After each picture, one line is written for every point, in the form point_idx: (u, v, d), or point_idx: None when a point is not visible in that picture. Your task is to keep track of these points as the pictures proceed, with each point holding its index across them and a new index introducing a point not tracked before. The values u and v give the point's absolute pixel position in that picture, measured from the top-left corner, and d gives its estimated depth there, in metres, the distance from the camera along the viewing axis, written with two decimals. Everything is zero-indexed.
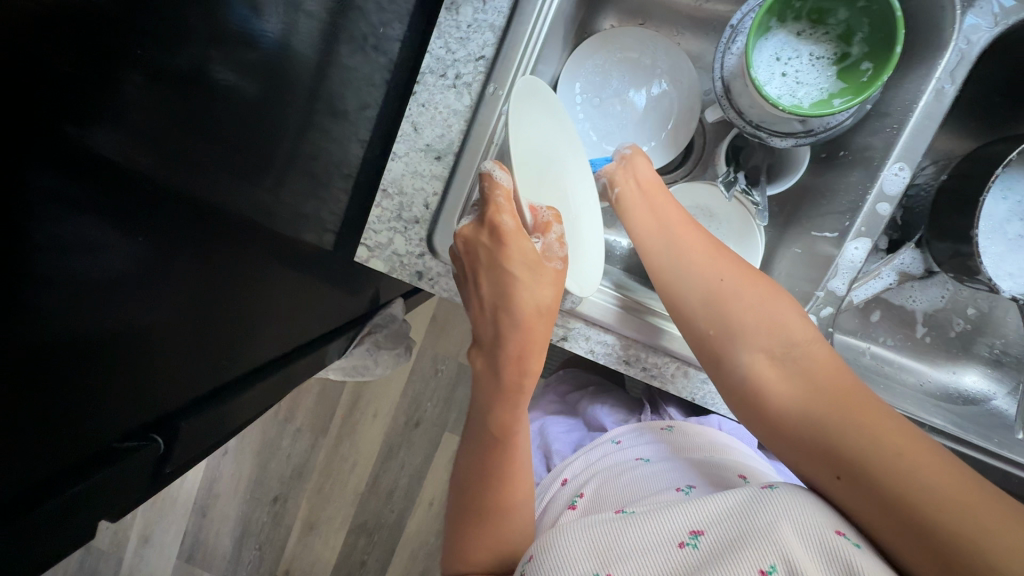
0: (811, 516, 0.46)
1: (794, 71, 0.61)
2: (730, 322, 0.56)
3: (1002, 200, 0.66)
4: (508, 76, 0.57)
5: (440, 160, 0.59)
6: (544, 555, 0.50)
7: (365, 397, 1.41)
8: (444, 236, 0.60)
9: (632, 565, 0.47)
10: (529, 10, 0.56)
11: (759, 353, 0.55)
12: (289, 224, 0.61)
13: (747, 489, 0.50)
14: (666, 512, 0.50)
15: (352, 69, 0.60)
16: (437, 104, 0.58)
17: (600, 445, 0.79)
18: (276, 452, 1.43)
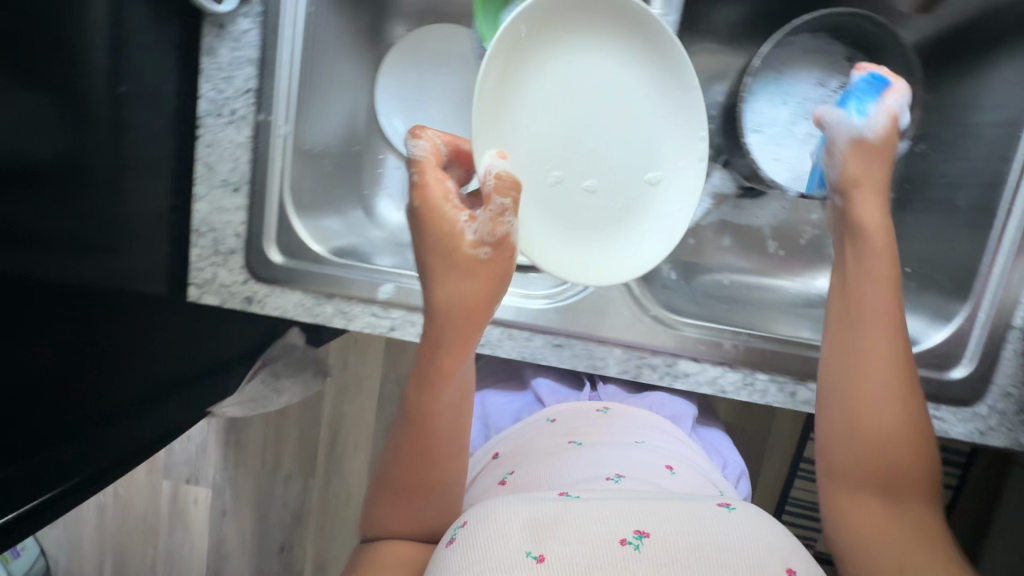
0: (754, 543, 0.51)
1: None
2: (853, 326, 0.56)
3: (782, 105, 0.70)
4: (280, 101, 0.61)
5: (239, 191, 0.63)
6: (483, 530, 0.51)
7: (342, 430, 1.43)
8: (260, 259, 0.64)
9: (565, 546, 0.48)
10: (278, 37, 0.60)
11: (868, 351, 0.55)
12: (127, 266, 0.57)
13: (702, 508, 0.55)
14: (615, 509, 0.53)
15: (154, 122, 0.58)
16: (221, 141, 0.62)
17: (536, 423, 0.78)
18: (273, 501, 1.48)
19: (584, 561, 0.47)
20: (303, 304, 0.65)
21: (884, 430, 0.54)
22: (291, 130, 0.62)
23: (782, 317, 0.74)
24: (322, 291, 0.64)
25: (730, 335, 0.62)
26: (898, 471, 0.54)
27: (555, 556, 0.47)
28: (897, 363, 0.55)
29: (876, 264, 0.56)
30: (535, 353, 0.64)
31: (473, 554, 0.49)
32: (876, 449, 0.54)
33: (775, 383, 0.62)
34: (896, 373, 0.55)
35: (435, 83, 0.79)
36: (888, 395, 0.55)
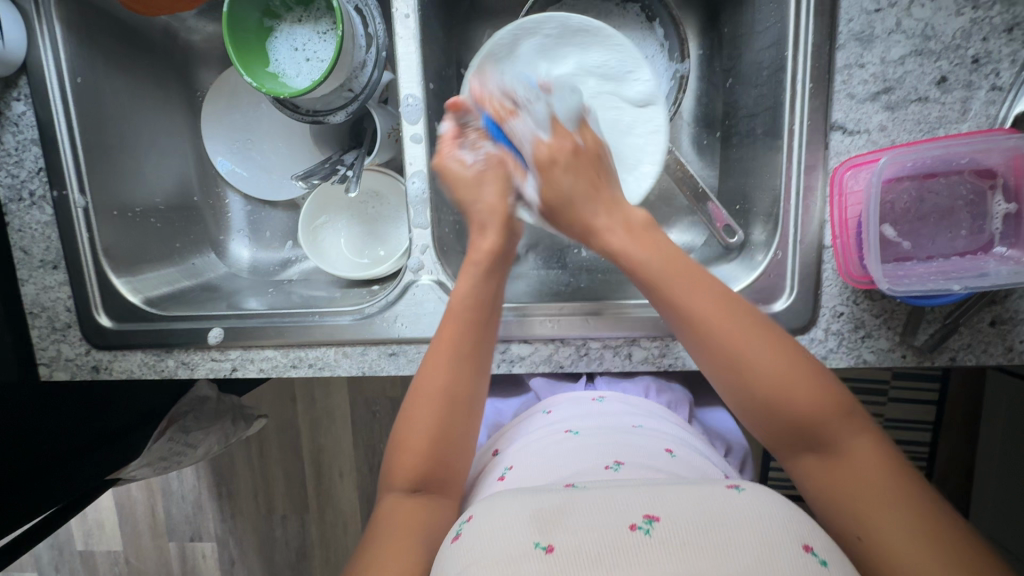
0: (771, 519, 0.43)
1: (313, 53, 0.63)
2: (733, 360, 0.49)
3: None
4: (71, 175, 0.63)
5: (59, 267, 0.65)
6: (484, 532, 0.46)
7: (323, 465, 1.43)
8: (94, 328, 0.66)
9: (575, 534, 0.43)
10: (52, 114, 0.62)
11: (755, 372, 0.48)
12: None
13: (714, 489, 0.47)
14: (618, 498, 0.46)
15: None
16: (29, 224, 0.64)
17: (532, 418, 0.69)
18: (275, 543, 1.49)
19: (591, 551, 0.42)
20: (147, 363, 0.66)
21: (809, 436, 0.47)
22: (89, 200, 0.64)
23: None
24: (159, 346, 0.65)
25: (552, 311, 0.62)
26: (860, 473, 0.46)
27: (565, 546, 0.42)
28: (780, 372, 0.48)
29: (688, 291, 0.51)
30: (372, 366, 0.64)
31: (475, 551, 0.44)
32: (820, 462, 0.47)
33: (605, 348, 0.62)
34: (790, 380, 0.47)
35: (257, 118, 0.79)
36: (795, 411, 0.47)
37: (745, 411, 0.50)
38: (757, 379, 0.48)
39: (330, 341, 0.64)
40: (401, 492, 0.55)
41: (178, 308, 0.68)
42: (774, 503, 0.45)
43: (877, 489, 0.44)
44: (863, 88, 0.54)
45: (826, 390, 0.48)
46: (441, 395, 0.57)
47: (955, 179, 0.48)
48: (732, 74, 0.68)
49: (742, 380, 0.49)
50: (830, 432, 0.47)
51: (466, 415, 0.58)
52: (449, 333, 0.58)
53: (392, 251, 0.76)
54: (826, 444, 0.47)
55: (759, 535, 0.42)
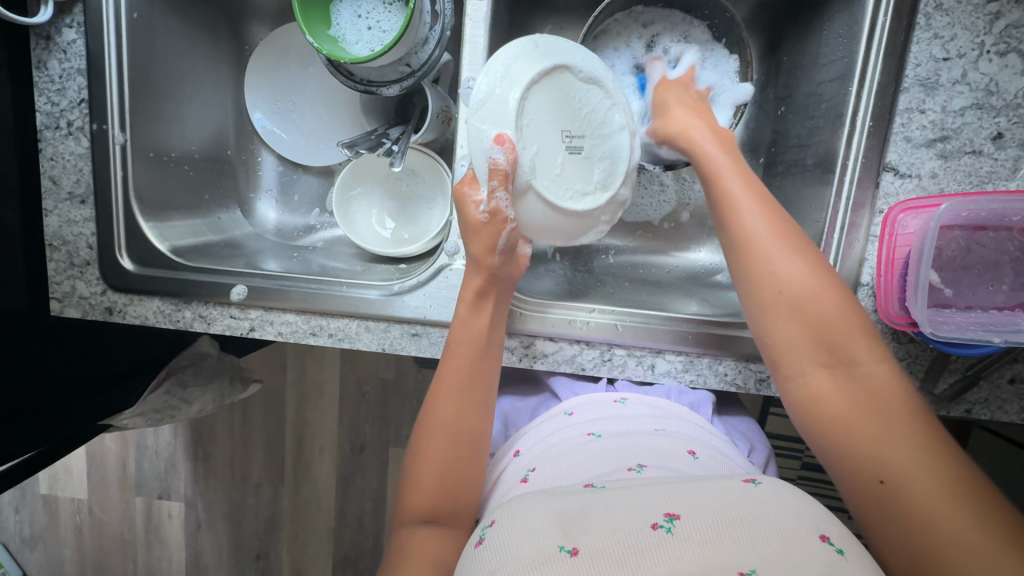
0: (793, 513, 0.44)
1: (375, 22, 0.63)
2: (756, 254, 0.52)
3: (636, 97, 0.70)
4: (113, 110, 0.62)
5: (86, 203, 0.63)
6: (512, 525, 0.46)
7: (305, 438, 1.42)
8: (113, 269, 0.64)
9: (598, 535, 0.44)
10: (103, 45, 0.60)
11: (784, 275, 0.51)
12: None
13: (736, 488, 0.47)
14: (639, 497, 0.47)
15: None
16: (63, 154, 0.62)
17: (552, 419, 0.69)
18: (246, 510, 1.47)
19: (617, 550, 0.42)
20: (163, 311, 0.65)
21: (834, 352, 0.49)
22: (128, 137, 0.63)
23: (673, 292, 0.72)
24: (177, 296, 0.64)
25: (580, 313, 0.62)
26: (874, 396, 0.47)
27: (590, 545, 0.43)
28: (816, 286, 0.50)
29: (749, 181, 0.55)
30: (393, 344, 0.63)
31: (499, 548, 0.45)
32: (833, 381, 0.49)
33: (630, 356, 0.62)
34: (821, 290, 0.50)
35: (304, 82, 0.78)
36: (819, 331, 0.49)
37: (769, 325, 0.52)
38: (786, 289, 0.51)
39: (353, 314, 0.63)
40: (418, 525, 0.56)
41: (200, 260, 0.67)
42: (795, 501, 0.46)
43: (901, 417, 0.46)
44: (920, 133, 0.54)
45: (849, 314, 0.49)
46: (447, 428, 0.59)
47: (1004, 235, 0.48)
48: (786, 103, 0.69)
49: (762, 282, 0.52)
50: (851, 349, 0.48)
51: (471, 450, 0.59)
52: (458, 354, 0.59)
53: (422, 232, 0.75)
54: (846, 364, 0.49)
55: (787, 536, 0.42)
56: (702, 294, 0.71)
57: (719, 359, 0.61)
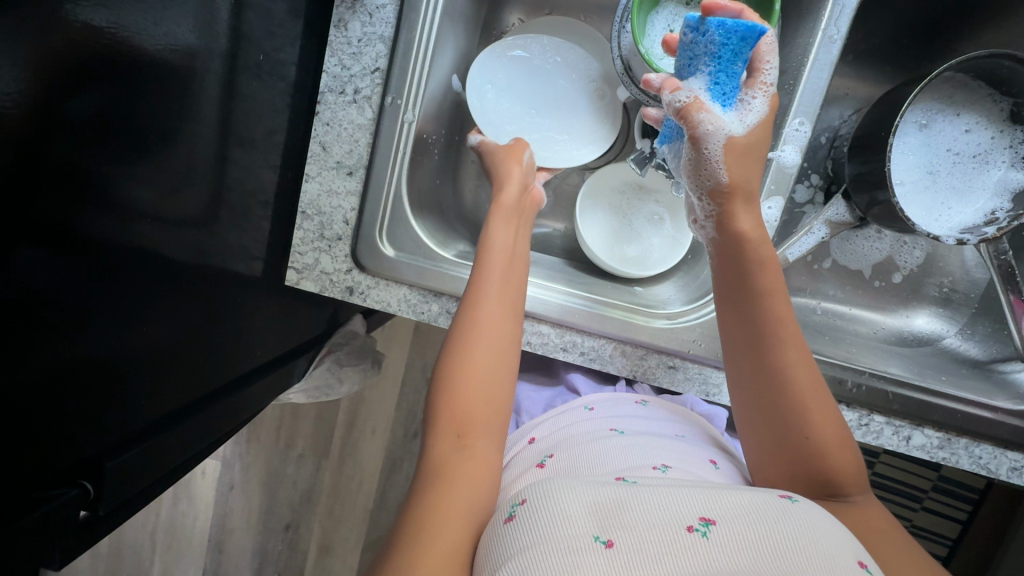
0: (832, 535, 0.43)
1: None
2: (756, 356, 0.53)
3: (906, 155, 0.67)
4: (408, 86, 0.58)
5: (353, 175, 0.60)
6: (546, 505, 0.45)
7: (359, 414, 1.21)
8: (371, 250, 0.61)
9: (633, 533, 0.41)
10: (414, 16, 0.57)
11: (790, 399, 0.52)
12: (224, 256, 0.58)
13: (767, 499, 0.45)
14: (674, 494, 0.45)
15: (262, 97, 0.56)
16: (341, 121, 0.59)
17: (571, 411, 0.70)
18: (283, 480, 1.24)
19: (652, 549, 0.40)
20: (408, 300, 0.62)
21: (818, 474, 0.50)
22: (416, 117, 0.60)
23: (884, 352, 0.71)
24: (429, 287, 0.61)
25: (850, 373, 0.61)
26: (866, 521, 0.48)
27: (627, 542, 0.41)
28: (800, 392, 0.52)
29: (782, 306, 0.54)
30: (647, 373, 0.62)
31: (534, 538, 0.42)
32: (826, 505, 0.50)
33: (889, 426, 0.60)
34: (817, 424, 0.51)
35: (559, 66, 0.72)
36: (810, 446, 0.51)
37: (759, 438, 0.54)
38: (777, 396, 0.52)
39: (613, 335, 0.61)
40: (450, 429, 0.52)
41: (449, 253, 0.64)
42: (827, 520, 0.44)
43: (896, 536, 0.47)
44: None
45: (844, 440, 0.52)
46: (484, 371, 0.55)
47: None
48: None
49: (754, 389, 0.54)
50: (835, 472, 0.50)
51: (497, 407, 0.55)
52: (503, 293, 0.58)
53: (652, 258, 0.72)
54: (835, 495, 0.50)
55: (828, 555, 0.40)
56: (920, 362, 0.69)
57: (976, 442, 0.60)
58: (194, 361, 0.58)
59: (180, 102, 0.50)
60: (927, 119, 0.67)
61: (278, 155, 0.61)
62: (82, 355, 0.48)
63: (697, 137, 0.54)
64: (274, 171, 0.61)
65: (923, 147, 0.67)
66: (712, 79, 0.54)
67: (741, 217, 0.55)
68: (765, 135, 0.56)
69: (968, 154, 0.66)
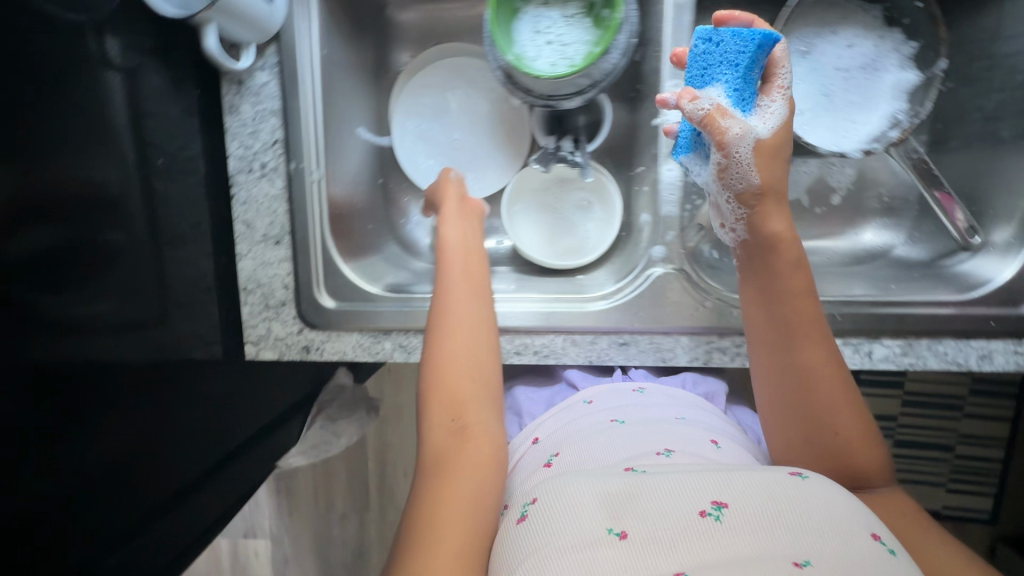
0: (846, 510, 0.43)
1: (556, 36, 0.63)
2: (777, 352, 0.55)
3: (798, 83, 0.67)
4: (308, 148, 0.62)
5: (280, 243, 0.63)
6: (556, 501, 0.46)
7: (381, 462, 1.24)
8: (313, 307, 0.64)
9: (648, 522, 0.42)
10: (297, 84, 0.60)
11: (818, 398, 0.53)
12: (181, 344, 0.60)
13: (780, 478, 0.46)
14: (685, 480, 0.46)
15: (178, 194, 0.59)
16: (256, 196, 0.62)
17: (572, 407, 0.70)
18: (329, 544, 1.26)
19: (667, 534, 0.41)
20: (362, 345, 0.65)
21: (845, 467, 0.52)
22: (323, 174, 0.63)
23: (838, 276, 0.71)
24: (378, 328, 0.64)
25: None
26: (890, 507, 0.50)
27: (640, 531, 0.42)
28: (824, 385, 0.53)
29: (806, 306, 0.54)
30: (601, 356, 0.63)
31: (547, 531, 0.44)
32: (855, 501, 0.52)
33: (847, 346, 0.61)
34: (843, 421, 0.53)
35: (460, 84, 0.77)
36: (837, 439, 0.53)
37: (787, 434, 0.55)
38: (803, 392, 0.54)
39: (559, 328, 0.63)
40: (442, 424, 0.54)
41: (390, 289, 0.67)
42: (845, 497, 0.45)
43: (917, 520, 0.49)
44: None
45: (869, 435, 0.53)
46: (461, 378, 0.56)
47: None
48: (957, 76, 0.66)
49: (782, 386, 0.55)
50: (861, 466, 0.52)
51: (490, 406, 0.56)
52: (472, 317, 0.60)
53: (589, 244, 0.74)
54: (862, 488, 0.53)
55: (848, 531, 0.41)
56: (874, 276, 0.69)
57: (937, 340, 0.60)
58: (182, 440, 0.59)
59: (108, 216, 0.50)
60: (807, 44, 0.66)
61: (208, 242, 0.64)
62: (76, 463, 0.48)
63: (726, 145, 0.52)
64: (209, 258, 0.64)
65: (812, 73, 0.67)
66: (730, 86, 0.53)
67: (775, 218, 0.53)
68: (789, 134, 0.54)
69: (857, 68, 0.66)
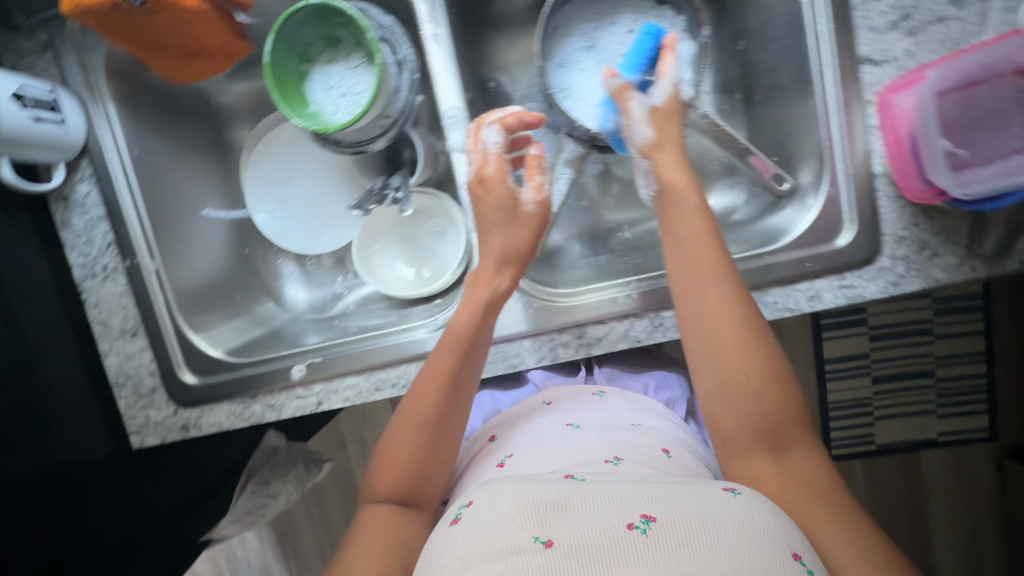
0: (769, 530, 0.44)
1: (347, 87, 0.65)
2: (688, 292, 0.57)
3: (590, 76, 0.71)
4: (139, 242, 0.67)
5: (137, 334, 0.67)
6: (487, 509, 0.47)
7: None
8: (178, 387, 0.67)
9: (572, 531, 0.44)
10: (115, 189, 0.67)
11: (724, 341, 0.55)
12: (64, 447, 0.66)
13: (712, 492, 0.47)
14: (619, 492, 0.47)
15: (25, 311, 0.62)
16: (105, 296, 0.67)
17: (531, 407, 0.72)
18: None
19: (592, 546, 0.42)
20: (234, 413, 0.67)
21: (764, 424, 0.53)
22: (159, 263, 0.68)
23: None
24: (244, 394, 0.67)
25: (622, 288, 0.64)
26: (807, 479, 0.51)
27: (566, 540, 0.43)
28: (732, 326, 0.55)
29: (710, 250, 0.57)
30: None
31: (473, 537, 0.45)
32: (773, 466, 0.52)
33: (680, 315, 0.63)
34: (754, 370, 0.54)
35: (300, 147, 0.78)
36: (750, 386, 0.53)
37: (710, 379, 0.56)
38: (717, 339, 0.55)
39: (410, 358, 0.66)
40: (393, 482, 0.56)
41: (254, 353, 0.70)
42: (772, 515, 0.46)
43: (833, 498, 0.50)
44: (881, 19, 0.56)
45: (789, 396, 0.54)
46: (421, 423, 0.56)
47: (1001, 83, 0.49)
48: (743, 37, 0.69)
49: (700, 329, 0.56)
50: (778, 424, 0.53)
51: (444, 442, 0.57)
52: (443, 362, 0.58)
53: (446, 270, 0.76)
54: (781, 455, 0.53)
55: (763, 547, 0.43)
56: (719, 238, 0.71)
57: (766, 291, 0.62)
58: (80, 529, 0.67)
59: None
60: (590, 38, 0.71)
61: (74, 348, 0.67)
62: None
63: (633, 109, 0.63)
64: (78, 363, 0.67)
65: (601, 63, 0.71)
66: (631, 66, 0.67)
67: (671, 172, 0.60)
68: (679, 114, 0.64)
69: None
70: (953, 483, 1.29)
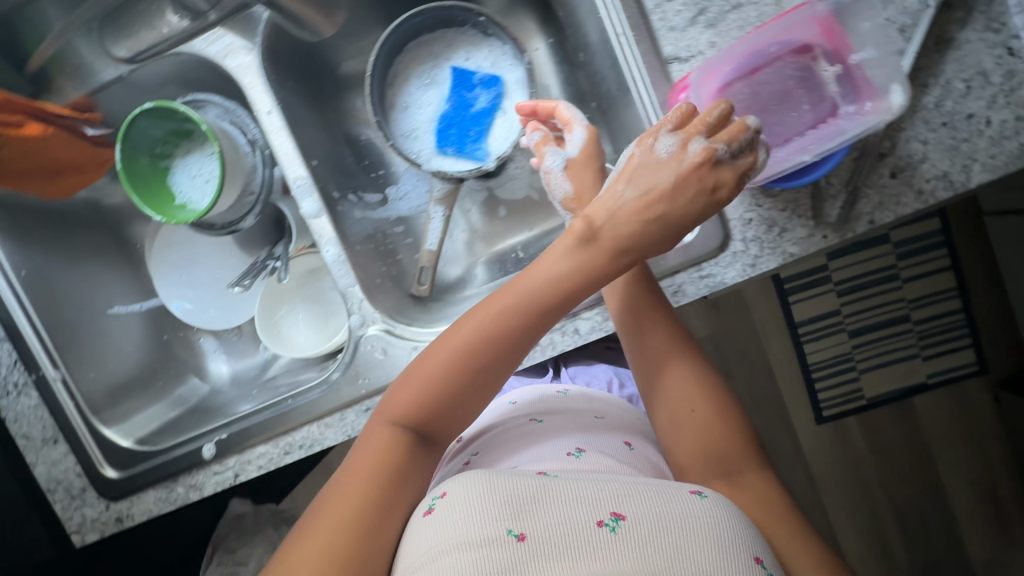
0: (729, 533, 0.46)
1: (207, 174, 0.69)
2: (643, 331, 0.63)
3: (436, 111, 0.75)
4: (41, 355, 0.71)
5: (58, 441, 0.71)
6: (459, 502, 0.47)
7: None
8: (104, 484, 0.70)
9: (543, 527, 0.45)
10: (10, 309, 0.71)
11: (673, 375, 0.62)
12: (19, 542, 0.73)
13: (676, 494, 0.48)
14: (590, 488, 0.48)
15: None
16: (21, 411, 0.71)
17: (498, 406, 0.73)
18: None
19: (565, 540, 0.44)
20: (161, 498, 0.70)
21: (718, 455, 0.58)
22: (63, 370, 0.71)
23: None
24: (166, 479, 0.70)
25: None
26: (755, 496, 0.55)
27: (537, 536, 0.44)
28: (676, 361, 0.62)
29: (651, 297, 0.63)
30: (354, 426, 0.66)
31: (439, 533, 0.45)
32: (725, 486, 0.56)
33: (553, 332, 0.64)
34: (702, 405, 0.60)
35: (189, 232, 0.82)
36: (704, 420, 0.59)
37: (669, 412, 0.61)
38: (672, 378, 0.62)
39: (311, 418, 0.68)
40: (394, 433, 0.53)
41: (167, 439, 0.74)
42: (733, 518, 0.47)
43: (775, 507, 0.54)
44: (679, 17, 0.58)
45: (736, 429, 0.59)
46: (422, 395, 0.54)
47: (778, 64, 0.57)
48: (581, 50, 0.71)
49: (651, 364, 0.63)
50: (730, 454, 0.58)
51: (453, 415, 0.55)
52: (478, 323, 0.55)
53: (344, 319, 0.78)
54: (731, 475, 0.57)
55: (725, 549, 0.44)
56: None
57: None
58: None
59: None
60: (429, 77, 0.75)
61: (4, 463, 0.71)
62: None
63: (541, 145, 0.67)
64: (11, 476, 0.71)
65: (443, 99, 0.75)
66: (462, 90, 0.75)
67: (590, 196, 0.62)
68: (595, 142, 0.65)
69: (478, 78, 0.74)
70: (952, 426, 1.23)
